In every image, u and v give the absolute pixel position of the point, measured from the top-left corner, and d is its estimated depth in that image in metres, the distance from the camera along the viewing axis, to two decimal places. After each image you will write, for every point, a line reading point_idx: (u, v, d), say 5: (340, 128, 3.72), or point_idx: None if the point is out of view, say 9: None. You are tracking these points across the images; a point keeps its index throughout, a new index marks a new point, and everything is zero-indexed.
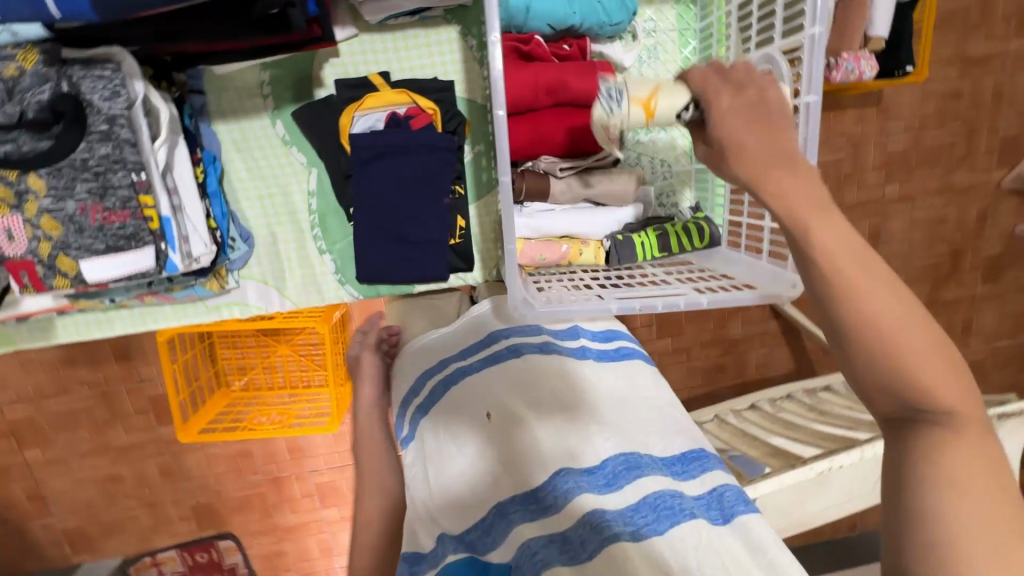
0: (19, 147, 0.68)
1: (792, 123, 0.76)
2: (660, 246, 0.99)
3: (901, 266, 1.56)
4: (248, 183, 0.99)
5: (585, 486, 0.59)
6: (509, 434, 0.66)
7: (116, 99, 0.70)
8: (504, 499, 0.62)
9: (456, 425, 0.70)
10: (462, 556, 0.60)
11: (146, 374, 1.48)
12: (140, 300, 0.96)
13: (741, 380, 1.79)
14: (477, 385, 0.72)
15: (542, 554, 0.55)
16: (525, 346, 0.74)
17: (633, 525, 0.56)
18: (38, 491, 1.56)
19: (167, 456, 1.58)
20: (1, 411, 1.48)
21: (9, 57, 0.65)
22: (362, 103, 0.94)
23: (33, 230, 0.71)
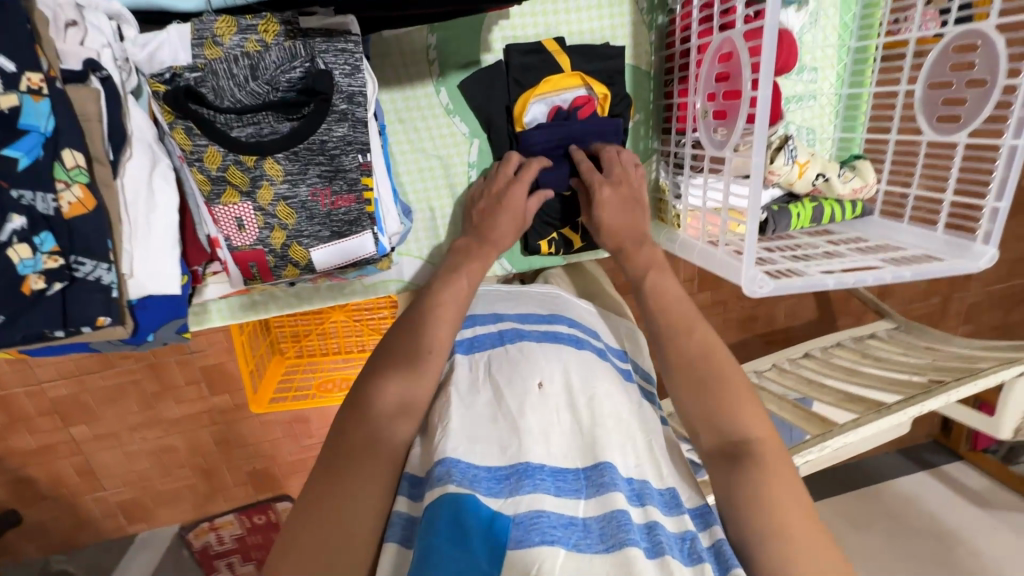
0: (260, 130, 0.62)
1: (1002, 99, 0.78)
2: (814, 216, 1.02)
3: None
4: (409, 156, 0.95)
5: (620, 485, 0.55)
6: (555, 410, 0.63)
7: (356, 75, 0.64)
8: (531, 461, 0.56)
9: (501, 386, 0.65)
10: (465, 493, 0.51)
11: (197, 345, 1.41)
12: (312, 282, 0.92)
13: (769, 329, 1.89)
14: (529, 352, 0.69)
15: (558, 532, 0.50)
16: (582, 340, 0.74)
17: (651, 541, 0.51)
18: (88, 466, 1.50)
19: (221, 425, 1.53)
20: (40, 388, 1.40)
21: (252, 29, 0.59)
22: (537, 88, 0.90)
23: (266, 219, 0.67)
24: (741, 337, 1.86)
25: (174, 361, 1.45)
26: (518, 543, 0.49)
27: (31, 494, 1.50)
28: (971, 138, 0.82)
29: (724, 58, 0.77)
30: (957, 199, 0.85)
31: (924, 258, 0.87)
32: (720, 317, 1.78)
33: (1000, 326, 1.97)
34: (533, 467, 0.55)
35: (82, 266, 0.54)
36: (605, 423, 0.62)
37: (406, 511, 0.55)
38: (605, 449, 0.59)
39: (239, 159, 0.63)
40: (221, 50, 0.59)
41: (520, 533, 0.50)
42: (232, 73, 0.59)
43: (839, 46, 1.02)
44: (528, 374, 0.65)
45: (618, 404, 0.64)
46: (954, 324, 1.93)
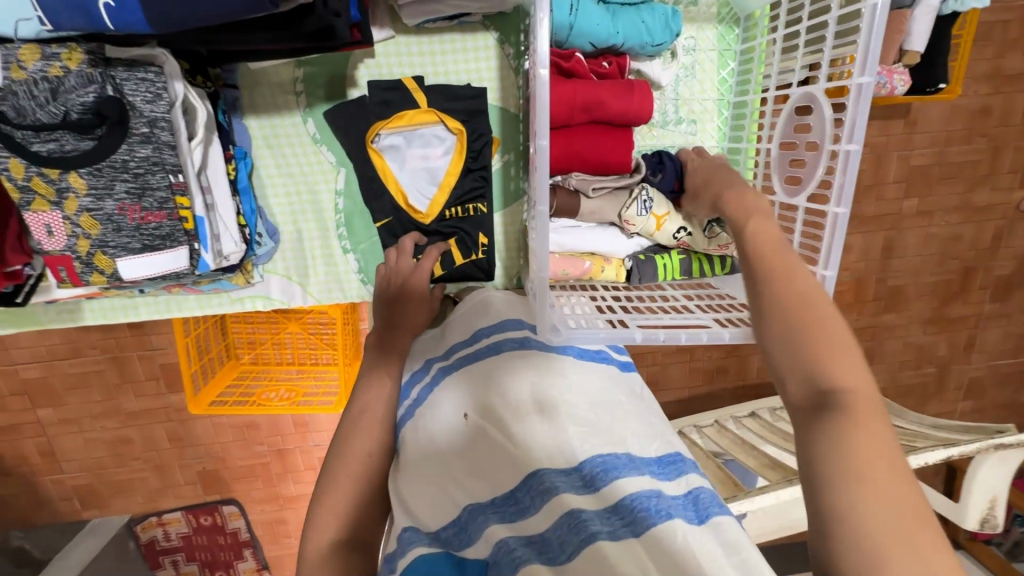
0: (62, 146, 0.68)
1: (829, 165, 0.76)
2: (682, 270, 1.00)
3: (910, 281, 1.51)
4: (277, 179, 0.99)
5: (562, 484, 0.57)
6: (483, 435, 0.65)
7: (158, 101, 0.70)
8: (477, 493, 0.60)
9: (427, 433, 0.68)
10: (436, 551, 0.56)
11: (157, 342, 1.49)
12: (165, 291, 0.97)
13: (742, 383, 1.76)
14: (452, 385, 0.72)
15: (520, 551, 0.52)
16: (501, 349, 0.75)
17: (613, 526, 0.53)
18: (50, 449, 1.58)
19: (175, 422, 1.59)
20: (15, 368, 1.49)
21: (56, 57, 0.65)
22: (388, 121, 0.94)
23: (72, 228, 0.72)
24: (708, 390, 1.76)
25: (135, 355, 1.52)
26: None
27: None
28: (808, 200, 0.79)
29: None
30: (799, 262, 0.82)
31: None
32: (685, 365, 1.72)
33: (1008, 405, 1.67)
34: (479, 502, 0.59)
35: None
36: (532, 426, 0.64)
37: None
38: (542, 460, 0.60)
39: (42, 171, 0.69)
40: (26, 73, 0.65)
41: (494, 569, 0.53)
42: (33, 94, 0.65)
43: (718, 100, 1.01)
44: (453, 411, 0.69)
45: (549, 400, 0.67)
46: (953, 399, 1.65)
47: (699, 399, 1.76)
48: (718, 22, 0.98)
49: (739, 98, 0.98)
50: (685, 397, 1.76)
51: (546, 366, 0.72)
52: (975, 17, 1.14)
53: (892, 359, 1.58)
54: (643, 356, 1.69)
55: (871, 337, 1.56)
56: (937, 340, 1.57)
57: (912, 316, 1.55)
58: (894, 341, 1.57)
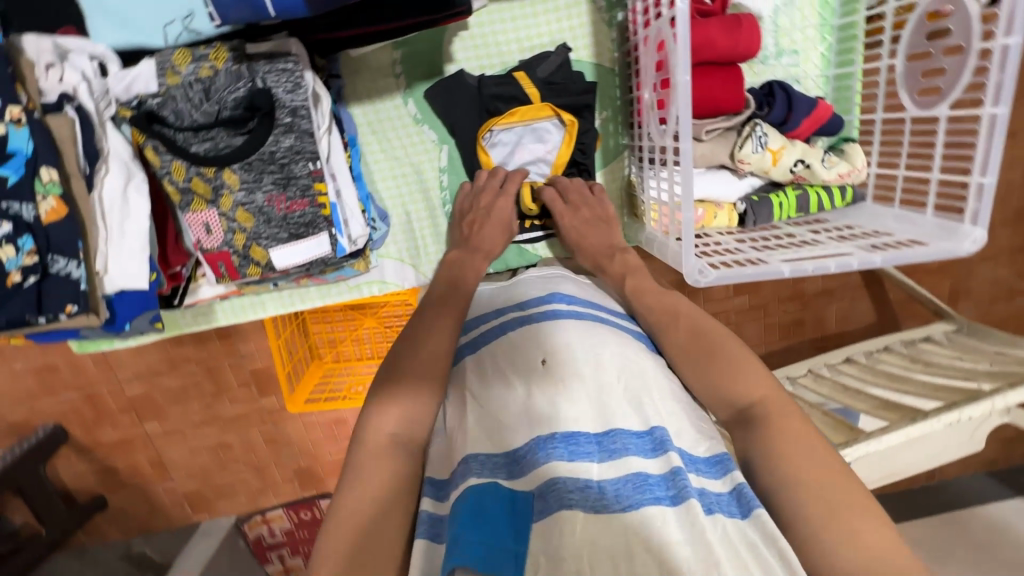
0: (216, 144, 0.72)
1: (979, 66, 0.72)
2: (799, 206, 0.97)
3: (1000, 210, 1.46)
4: (383, 164, 1.02)
5: (633, 446, 0.55)
6: (562, 381, 0.62)
7: (298, 91, 0.72)
8: (541, 432, 0.57)
9: (504, 367, 0.65)
10: (486, 482, 0.54)
11: (248, 349, 1.55)
12: (295, 283, 1.01)
13: (821, 334, 1.70)
14: (529, 331, 0.68)
15: (577, 496, 0.51)
16: (584, 313, 0.72)
17: (674, 488, 0.52)
18: (160, 459, 1.67)
19: (270, 424, 1.65)
20: (121, 386, 1.58)
21: (205, 58, 0.68)
22: (502, 118, 0.94)
23: (229, 224, 0.76)
24: (786, 344, 1.69)
25: (228, 364, 1.59)
26: (541, 513, 0.51)
27: (113, 481, 1.69)
28: (952, 110, 0.75)
29: (660, 47, 0.77)
30: (945, 176, 0.78)
31: (908, 244, 0.80)
32: (759, 322, 1.65)
33: None
34: (545, 437, 0.56)
35: (57, 263, 0.62)
36: (607, 386, 0.61)
37: (435, 511, 0.55)
38: (615, 414, 0.59)
39: (200, 171, 0.72)
40: (179, 77, 0.68)
41: (542, 503, 0.51)
42: (188, 96, 0.69)
43: (820, 26, 0.97)
44: (530, 353, 0.65)
45: (628, 364, 0.64)
46: None
47: (779, 354, 1.70)
48: None
49: (847, 19, 0.94)
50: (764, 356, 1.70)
51: (621, 340, 0.68)
52: None
53: (982, 294, 1.54)
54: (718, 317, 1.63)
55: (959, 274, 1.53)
56: None
57: (1002, 248, 1.50)
58: (984, 276, 1.53)
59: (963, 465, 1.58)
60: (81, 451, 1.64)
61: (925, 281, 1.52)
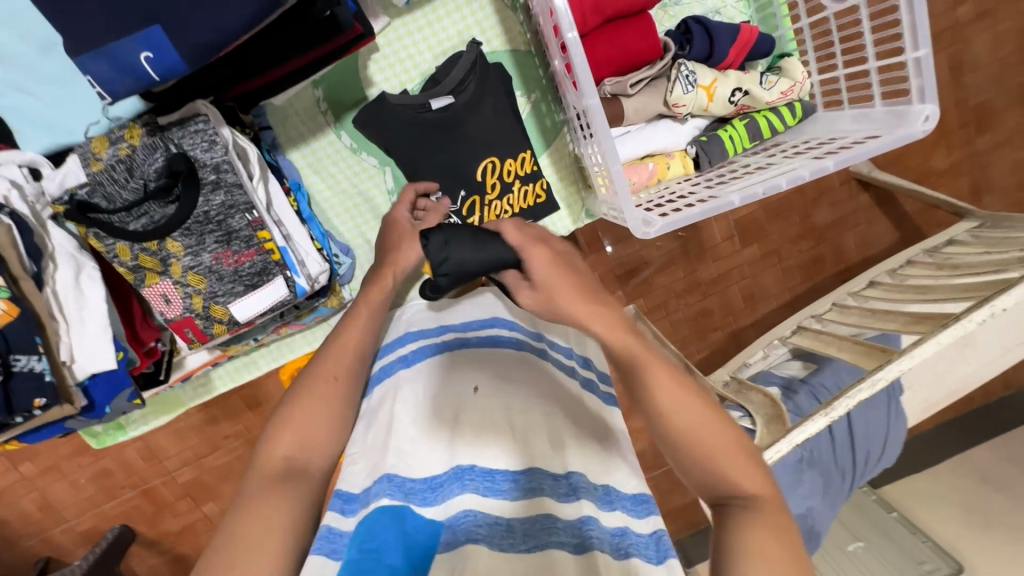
0: (152, 218, 0.74)
1: None
2: (751, 135, 0.93)
3: (994, 90, 1.36)
4: (333, 199, 1.04)
5: (551, 488, 0.47)
6: (493, 411, 0.54)
7: (214, 148, 0.74)
8: (463, 463, 0.49)
9: (430, 391, 0.57)
10: (395, 503, 0.46)
11: None
12: (276, 334, 1.01)
13: (845, 268, 1.54)
14: (461, 362, 0.60)
15: (484, 530, 0.44)
16: (523, 343, 0.64)
17: (580, 537, 0.44)
18: None
19: None
20: (169, 477, 1.57)
21: (121, 139, 0.72)
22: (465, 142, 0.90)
23: (184, 289, 0.78)
24: (810, 285, 1.54)
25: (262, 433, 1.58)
26: (445, 544, 0.43)
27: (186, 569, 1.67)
28: None
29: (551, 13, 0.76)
30: (880, 63, 0.74)
31: (863, 141, 0.76)
32: (777, 269, 1.52)
33: None
34: (465, 468, 0.49)
35: (19, 361, 0.64)
36: (538, 425, 0.53)
37: (340, 526, 0.48)
38: (542, 454, 0.50)
39: (143, 246, 0.75)
40: (102, 163, 0.72)
41: (451, 534, 0.44)
42: (114, 178, 0.72)
43: None
44: (462, 379, 0.58)
45: (561, 410, 0.55)
46: None
47: (802, 299, 1.54)
48: None
49: None
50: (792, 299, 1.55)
51: (551, 377, 0.60)
52: None
53: (1003, 183, 1.43)
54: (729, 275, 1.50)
55: (972, 168, 1.42)
56: None
57: (1009, 129, 1.40)
58: (998, 163, 1.43)
59: None
60: (150, 545, 1.63)
61: (936, 184, 1.43)
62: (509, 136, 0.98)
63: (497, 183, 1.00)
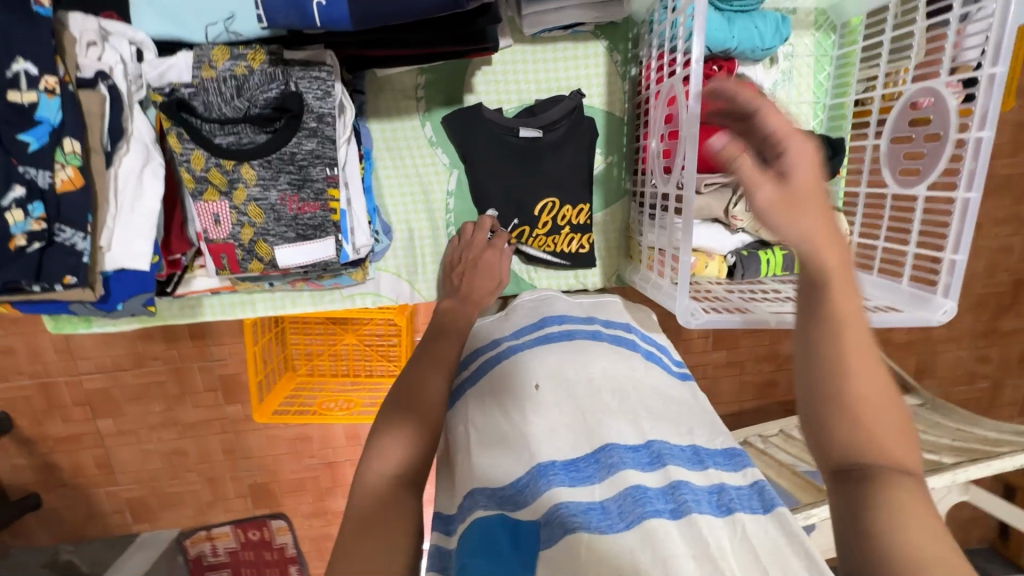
0: (239, 139, 0.74)
1: (955, 154, 0.79)
2: (785, 265, 1.02)
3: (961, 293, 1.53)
4: (393, 180, 1.05)
5: (630, 460, 0.56)
6: (558, 406, 0.62)
7: (327, 99, 0.75)
8: (542, 462, 0.56)
9: (497, 396, 0.64)
10: (492, 513, 0.53)
11: (218, 353, 1.48)
12: (290, 286, 1.00)
13: (791, 398, 1.66)
14: (520, 362, 0.66)
15: (580, 518, 0.50)
16: (574, 332, 0.71)
17: (675, 503, 0.52)
18: (107, 460, 1.55)
19: (230, 434, 1.55)
20: (79, 379, 1.47)
21: (242, 57, 0.71)
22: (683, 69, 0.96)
23: (238, 217, 0.77)
24: (758, 404, 1.65)
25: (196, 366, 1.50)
26: (547, 543, 0.49)
27: (53, 480, 1.56)
28: (929, 190, 0.82)
29: (670, 102, 0.83)
30: (920, 251, 0.84)
31: (884, 310, 0.85)
32: (735, 378, 1.62)
33: None
34: (546, 466, 0.55)
35: (63, 233, 0.62)
36: (607, 414, 0.60)
37: (450, 545, 0.54)
38: (609, 431, 0.59)
39: (219, 163, 0.74)
40: (216, 72, 0.71)
41: (548, 531, 0.50)
42: (220, 91, 0.71)
43: (814, 103, 1.06)
44: (524, 377, 0.64)
45: (620, 391, 0.64)
46: (1007, 415, 1.68)
47: (747, 413, 1.65)
48: (816, 29, 1.03)
49: (837, 100, 1.02)
50: (739, 409, 1.65)
51: (608, 357, 0.68)
52: None
53: (943, 373, 1.60)
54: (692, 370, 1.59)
55: (922, 351, 1.59)
56: (989, 353, 1.60)
57: (962, 330, 1.57)
58: (945, 355, 1.60)
59: None
60: (23, 443, 1.52)
61: (891, 354, 1.59)
62: (581, 182, 1.03)
63: (549, 223, 1.03)
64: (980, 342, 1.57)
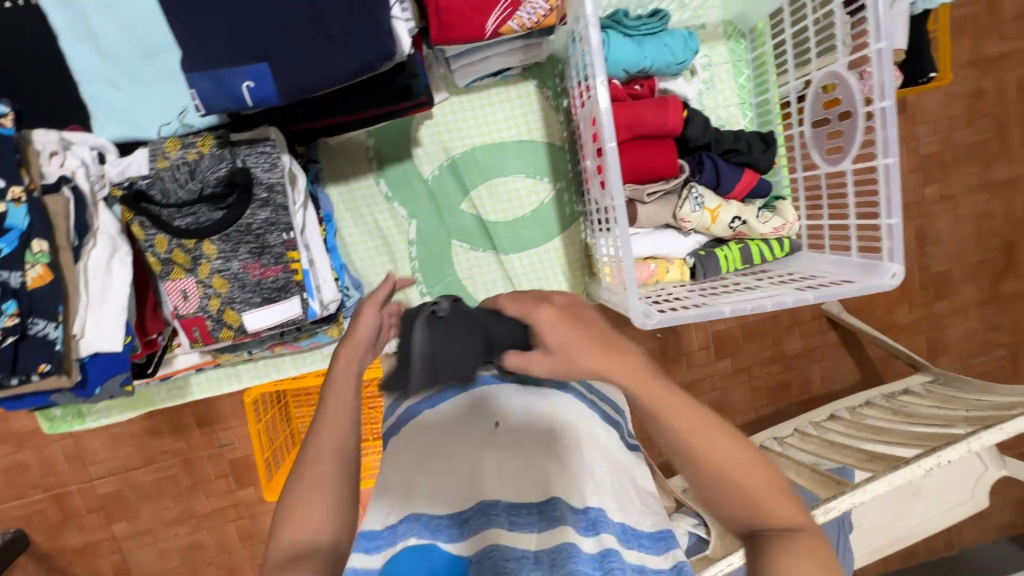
0: (198, 219, 0.80)
1: (868, 127, 0.83)
2: (744, 258, 1.04)
3: (953, 264, 1.54)
4: (357, 236, 1.11)
5: (572, 517, 0.57)
6: (513, 448, 0.64)
7: (274, 169, 0.81)
8: (486, 500, 0.60)
9: (456, 436, 0.66)
10: (425, 541, 0.58)
11: (225, 438, 1.49)
12: (270, 351, 1.03)
13: (807, 398, 1.63)
14: (481, 404, 0.67)
15: (513, 562, 0.53)
16: (545, 377, 0.70)
17: (603, 569, 0.54)
18: (125, 565, 1.53)
19: (245, 519, 1.54)
20: (91, 484, 1.48)
21: (192, 145, 0.79)
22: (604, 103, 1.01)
23: (205, 290, 0.82)
24: (775, 408, 1.62)
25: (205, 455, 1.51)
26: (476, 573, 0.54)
27: None
28: (855, 163, 0.86)
29: (593, 122, 0.89)
30: (860, 222, 0.86)
31: (838, 283, 0.87)
32: (745, 386, 1.59)
33: None
34: (489, 504, 0.59)
35: (36, 325, 0.67)
36: (556, 460, 0.62)
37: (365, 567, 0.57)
38: (557, 483, 0.61)
39: (181, 243, 0.79)
40: (169, 162, 0.79)
41: (479, 565, 0.54)
42: (176, 177, 0.79)
43: (741, 104, 1.12)
44: (485, 418, 0.66)
45: (578, 439, 0.64)
46: None
47: (765, 420, 1.62)
48: (727, 39, 1.11)
49: (761, 97, 1.09)
50: (756, 417, 1.62)
51: (572, 405, 0.68)
52: (946, 12, 1.22)
53: (957, 349, 1.58)
54: (699, 384, 1.58)
55: (929, 328, 1.57)
56: (998, 319, 1.58)
57: (965, 300, 1.56)
58: (954, 329, 1.58)
59: (978, 530, 1.52)
60: (42, 560, 1.51)
61: (898, 336, 1.57)
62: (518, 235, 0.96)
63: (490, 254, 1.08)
64: (986, 309, 1.56)
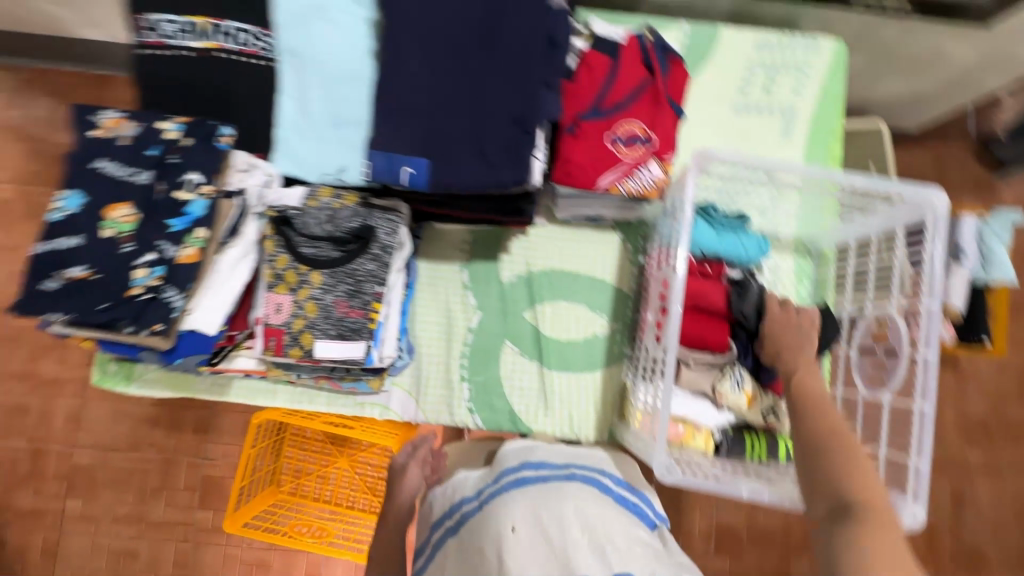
0: (319, 252, 0.94)
1: (909, 368, 0.90)
2: (770, 452, 1.07)
3: (987, 542, 1.46)
4: (426, 308, 1.23)
5: None
6: (532, 547, 0.72)
7: (394, 235, 0.96)
8: None
9: (478, 548, 0.77)
10: None
11: (214, 452, 1.52)
12: (314, 381, 1.11)
13: None
14: (495, 513, 0.80)
15: None
16: (549, 475, 0.86)
17: None
18: (55, 547, 1.50)
19: (190, 544, 1.50)
20: (72, 451, 1.52)
21: (340, 196, 0.97)
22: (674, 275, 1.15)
23: (297, 309, 0.94)
24: None
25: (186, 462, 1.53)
26: None
27: None
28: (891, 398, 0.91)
29: (664, 284, 1.02)
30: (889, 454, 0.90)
31: None
32: None
33: None
34: None
35: (168, 291, 0.80)
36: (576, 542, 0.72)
37: None
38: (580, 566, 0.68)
39: (297, 266, 0.93)
40: (318, 203, 0.96)
41: None
42: (319, 216, 0.95)
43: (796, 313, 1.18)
44: (501, 524, 0.76)
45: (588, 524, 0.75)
46: None
47: None
48: (795, 253, 1.18)
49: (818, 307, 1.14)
50: None
51: (575, 489, 0.82)
52: (1005, 296, 1.30)
53: None
54: None
55: None
56: None
57: None
58: None
59: None
60: None
61: None
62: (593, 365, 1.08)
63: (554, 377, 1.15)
64: None
